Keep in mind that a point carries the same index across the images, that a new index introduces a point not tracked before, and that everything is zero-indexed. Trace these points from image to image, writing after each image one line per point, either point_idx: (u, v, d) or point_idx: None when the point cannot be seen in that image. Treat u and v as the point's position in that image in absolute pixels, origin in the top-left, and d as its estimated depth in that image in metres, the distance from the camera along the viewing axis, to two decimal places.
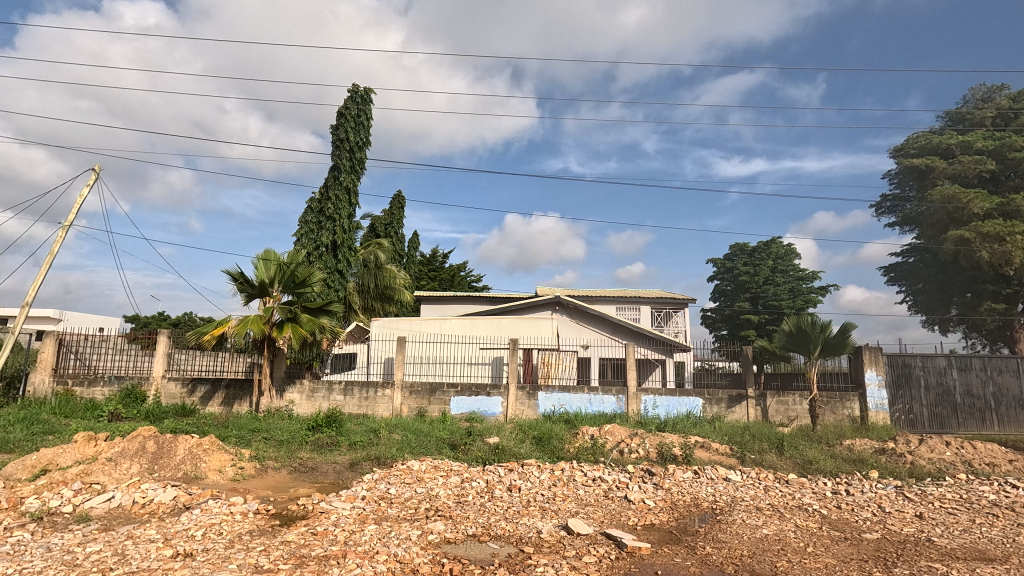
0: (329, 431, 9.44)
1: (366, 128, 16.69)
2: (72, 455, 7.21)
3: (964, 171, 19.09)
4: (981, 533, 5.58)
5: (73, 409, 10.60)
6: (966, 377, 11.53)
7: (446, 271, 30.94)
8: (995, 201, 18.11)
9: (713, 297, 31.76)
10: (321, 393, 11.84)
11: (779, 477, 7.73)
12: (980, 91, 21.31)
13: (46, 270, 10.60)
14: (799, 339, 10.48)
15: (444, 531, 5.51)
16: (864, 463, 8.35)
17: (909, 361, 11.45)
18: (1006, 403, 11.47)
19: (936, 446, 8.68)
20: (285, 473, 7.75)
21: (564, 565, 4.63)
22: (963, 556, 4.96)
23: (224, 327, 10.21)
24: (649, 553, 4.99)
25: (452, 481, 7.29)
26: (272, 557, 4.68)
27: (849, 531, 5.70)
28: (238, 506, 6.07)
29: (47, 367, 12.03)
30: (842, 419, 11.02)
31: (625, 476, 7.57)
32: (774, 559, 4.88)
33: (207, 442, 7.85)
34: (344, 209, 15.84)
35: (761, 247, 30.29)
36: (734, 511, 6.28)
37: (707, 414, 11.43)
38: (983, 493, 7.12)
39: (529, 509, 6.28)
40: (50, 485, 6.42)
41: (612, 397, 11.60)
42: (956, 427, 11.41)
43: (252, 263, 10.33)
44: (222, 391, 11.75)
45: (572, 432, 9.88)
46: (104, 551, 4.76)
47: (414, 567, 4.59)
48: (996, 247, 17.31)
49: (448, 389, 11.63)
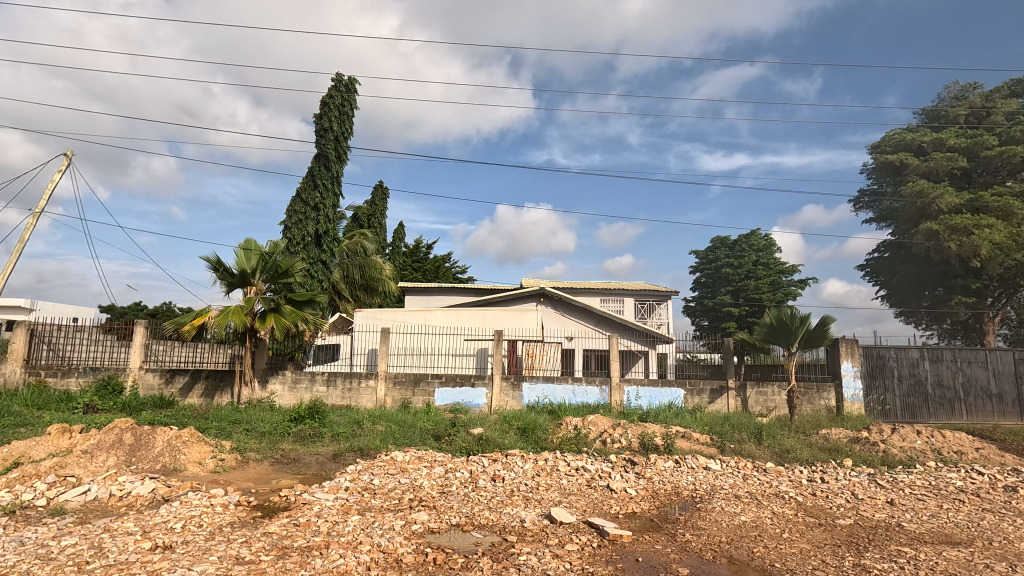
0: (312, 422, 9.37)
1: (350, 117, 16.44)
2: (46, 447, 7.08)
3: (937, 168, 19.61)
4: (948, 518, 5.78)
5: (46, 401, 10.35)
6: (938, 369, 11.88)
7: (431, 263, 30.91)
8: (965, 196, 18.47)
9: (696, 289, 32.19)
10: (303, 384, 11.71)
11: (757, 466, 7.90)
12: (954, 90, 21.94)
13: (18, 258, 10.43)
14: (779, 331, 10.66)
15: (427, 521, 5.53)
16: (839, 451, 8.55)
17: (883, 352, 11.74)
18: (975, 393, 11.89)
19: (907, 435, 8.93)
20: (267, 465, 7.70)
21: (547, 553, 4.69)
22: (930, 540, 5.15)
23: (203, 317, 9.98)
24: (630, 540, 5.07)
25: (436, 472, 7.29)
26: (254, 549, 4.65)
27: (824, 517, 5.86)
28: (219, 498, 6.00)
29: (19, 358, 11.70)
30: (819, 409, 11.23)
31: (608, 466, 7.68)
32: (751, 546, 4.99)
33: (187, 434, 7.75)
34: (330, 199, 15.71)
35: (741, 239, 31.02)
36: (714, 499, 6.40)
37: (688, 404, 11.60)
38: (951, 479, 7.39)
39: (513, 499, 6.34)
40: (23, 477, 6.29)
41: (596, 388, 11.71)
42: (927, 416, 11.73)
43: (233, 253, 10.11)
44: (202, 382, 11.61)
45: (556, 422, 9.96)
46: (80, 544, 4.68)
47: (399, 557, 4.60)
48: (964, 240, 17.72)
49: (432, 379, 11.62)
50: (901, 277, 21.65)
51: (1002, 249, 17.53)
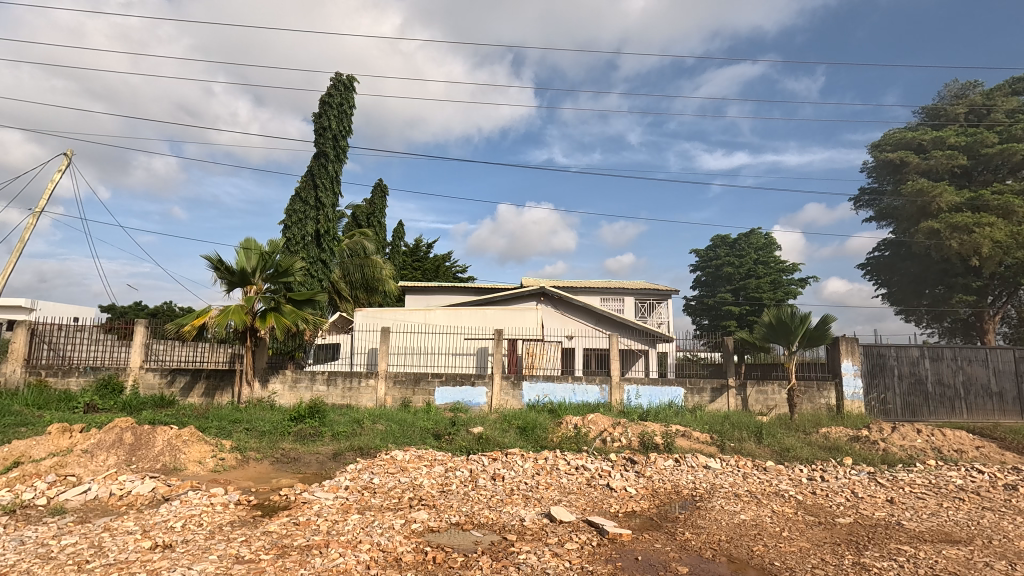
0: (312, 422, 9.38)
1: (349, 116, 16.47)
2: (46, 447, 7.08)
3: (937, 166, 19.60)
4: (947, 516, 5.78)
5: (47, 400, 10.37)
6: (938, 367, 11.87)
7: (430, 262, 30.90)
8: (965, 195, 18.46)
9: (696, 288, 32.19)
10: (303, 383, 11.72)
11: (756, 464, 7.89)
12: (954, 88, 21.86)
13: (18, 257, 10.45)
14: (779, 331, 10.64)
15: (427, 520, 5.53)
16: (839, 450, 8.55)
17: (883, 351, 11.72)
18: (975, 392, 11.88)
19: (907, 433, 8.93)
20: (267, 465, 7.70)
21: (546, 552, 4.68)
22: (930, 539, 5.14)
23: (204, 317, 9.98)
24: (630, 539, 5.06)
25: (436, 471, 7.30)
26: (253, 548, 4.65)
27: (823, 516, 5.86)
28: (219, 497, 6.01)
29: (19, 358, 11.71)
30: (819, 408, 11.22)
31: (608, 465, 7.69)
32: (750, 544, 5.00)
33: (187, 434, 7.75)
34: (329, 198, 15.72)
35: (741, 238, 31.01)
36: (714, 498, 6.39)
37: (689, 403, 11.60)
38: (951, 477, 7.38)
39: (512, 497, 6.35)
40: (24, 476, 6.30)
41: (595, 387, 11.71)
42: (927, 415, 11.73)
43: (233, 252, 10.13)
44: (202, 382, 11.60)
45: (556, 421, 9.97)
46: (80, 543, 4.69)
47: (398, 556, 4.60)
48: (964, 238, 17.69)
49: (433, 378, 11.62)
50: (902, 275, 21.64)
51: (1003, 248, 17.52)
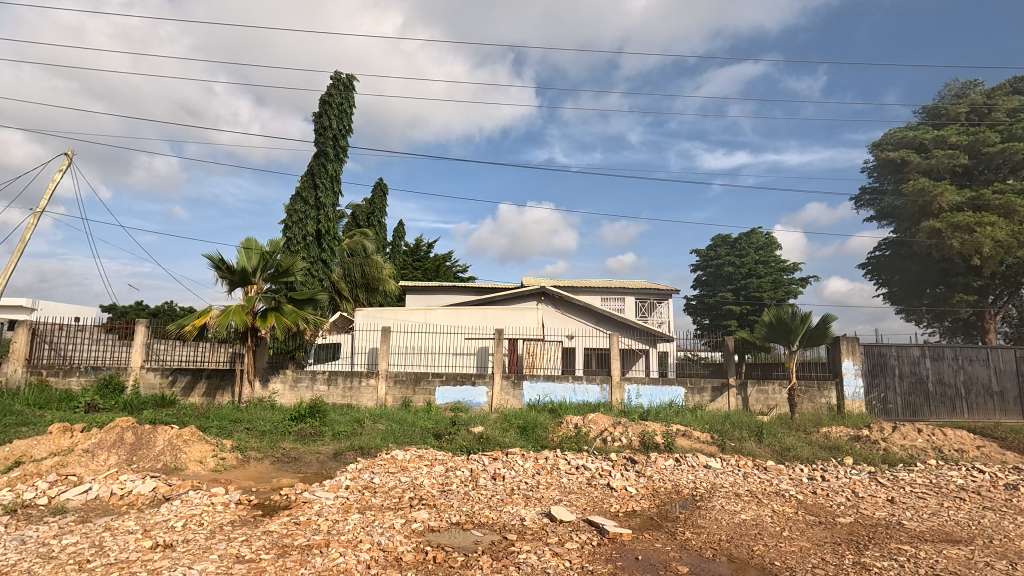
0: (312, 421, 9.39)
1: (349, 116, 16.48)
2: (47, 447, 7.09)
3: (938, 165, 19.58)
4: (948, 516, 5.78)
5: (48, 400, 10.39)
6: (939, 367, 11.86)
7: (431, 262, 30.92)
8: (967, 194, 18.44)
9: (696, 287, 32.18)
10: (303, 383, 11.72)
11: (757, 464, 7.88)
12: (954, 88, 21.83)
13: (19, 257, 10.47)
14: (779, 330, 10.63)
15: (427, 520, 5.53)
16: (839, 449, 8.54)
17: (884, 351, 11.71)
18: (976, 391, 11.87)
19: (908, 433, 8.92)
20: (268, 464, 7.70)
21: (546, 552, 4.68)
22: (930, 538, 5.13)
23: (205, 317, 10.00)
24: (630, 539, 5.06)
25: (436, 470, 7.30)
26: (254, 547, 4.65)
27: (824, 515, 5.85)
28: (220, 496, 6.01)
29: (20, 358, 11.73)
30: (820, 407, 11.22)
31: (608, 464, 7.69)
32: (751, 543, 5.00)
33: (187, 433, 7.75)
34: (330, 197, 15.74)
35: (742, 238, 31.00)
36: (714, 498, 6.39)
37: (689, 403, 11.60)
38: (952, 477, 7.37)
39: (512, 497, 6.35)
40: (25, 476, 6.31)
41: (596, 387, 11.72)
42: (928, 414, 11.72)
43: (234, 251, 10.15)
44: (203, 382, 11.61)
45: (556, 421, 9.97)
46: (81, 543, 4.70)
47: (398, 556, 4.60)
48: (966, 238, 17.65)
49: (433, 378, 11.63)
50: (903, 275, 21.62)
51: (1004, 247, 17.49)
